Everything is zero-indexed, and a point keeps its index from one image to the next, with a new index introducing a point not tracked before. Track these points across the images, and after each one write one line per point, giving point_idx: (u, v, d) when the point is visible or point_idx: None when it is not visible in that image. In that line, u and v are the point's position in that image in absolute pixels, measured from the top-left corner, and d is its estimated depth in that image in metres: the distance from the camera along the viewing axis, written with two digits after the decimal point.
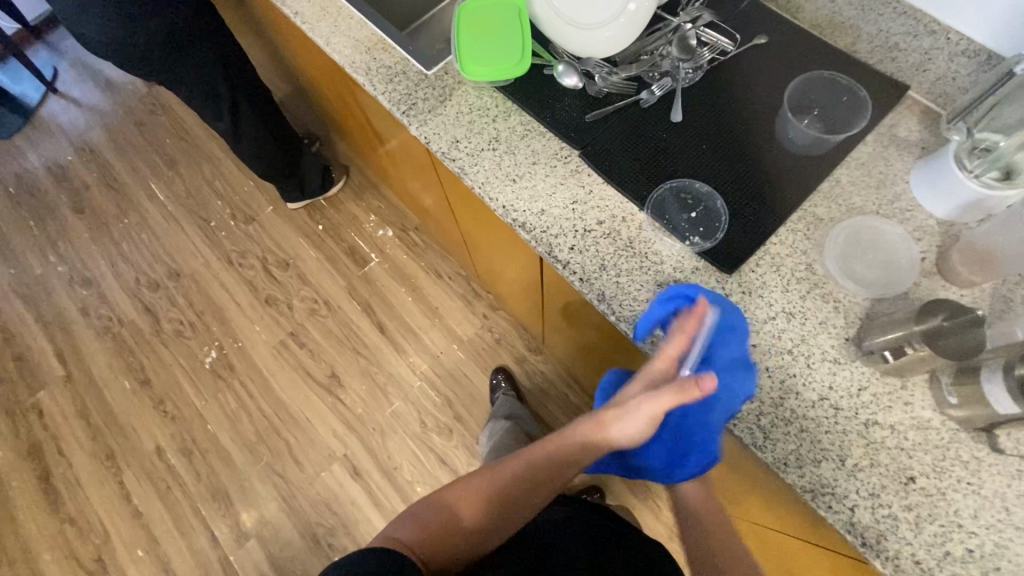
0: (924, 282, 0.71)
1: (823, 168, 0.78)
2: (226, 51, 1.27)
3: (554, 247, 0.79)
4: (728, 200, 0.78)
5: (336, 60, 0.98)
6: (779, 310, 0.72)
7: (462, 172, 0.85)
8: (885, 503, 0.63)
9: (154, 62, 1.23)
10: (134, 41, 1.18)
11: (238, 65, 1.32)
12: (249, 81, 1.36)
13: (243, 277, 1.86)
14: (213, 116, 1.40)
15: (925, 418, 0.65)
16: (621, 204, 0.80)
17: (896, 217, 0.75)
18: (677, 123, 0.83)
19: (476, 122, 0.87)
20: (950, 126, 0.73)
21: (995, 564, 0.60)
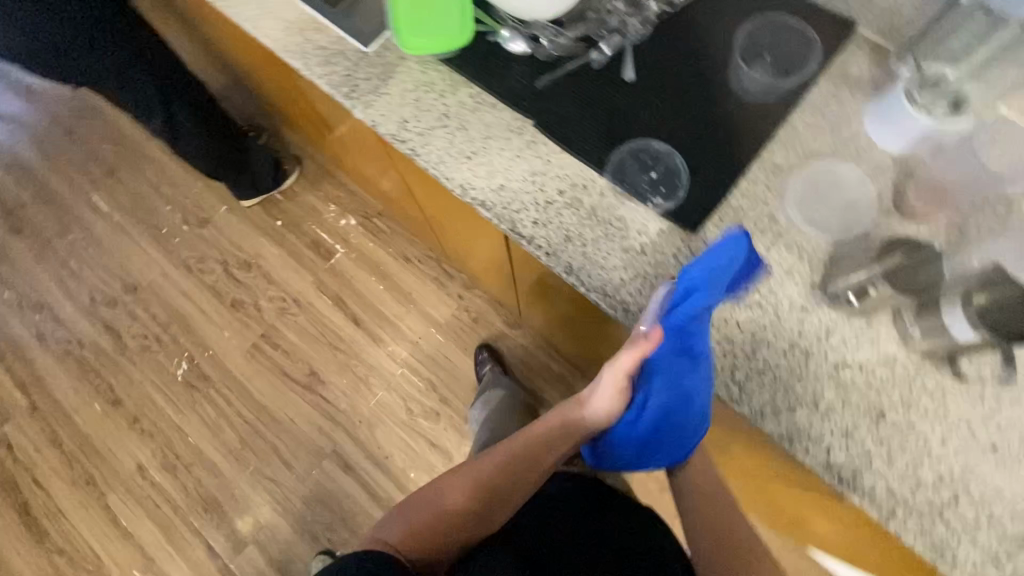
0: (882, 220, 0.72)
1: (779, 115, 0.77)
2: (148, 46, 1.18)
3: (517, 223, 0.77)
4: (687, 157, 0.76)
5: (266, 45, 0.92)
6: None
7: (414, 154, 0.81)
8: (858, 440, 0.65)
9: (69, 64, 1.14)
10: (43, 44, 1.08)
11: (163, 60, 1.23)
12: (179, 76, 1.28)
13: (204, 283, 1.79)
14: (145, 118, 1.31)
15: (892, 354, 0.67)
16: (580, 172, 0.78)
17: (852, 158, 0.75)
18: (629, 82, 0.80)
19: (423, 99, 0.83)
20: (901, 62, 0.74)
21: (964, 486, 0.63)
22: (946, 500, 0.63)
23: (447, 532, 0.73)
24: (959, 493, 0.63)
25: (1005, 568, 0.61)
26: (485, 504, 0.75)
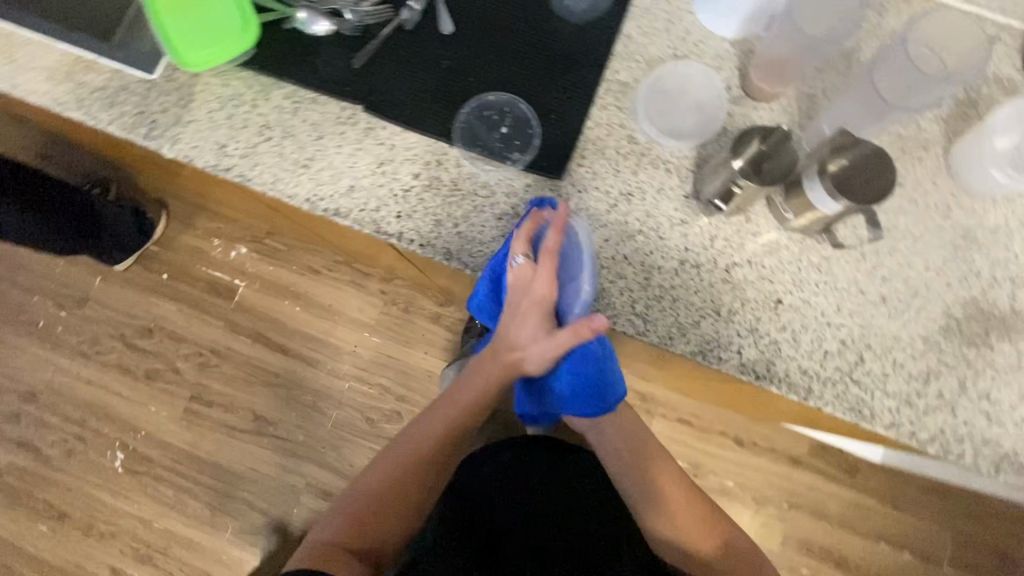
0: (736, 110, 0.71)
1: (611, 28, 0.73)
2: None
3: (379, 222, 0.70)
4: (532, 101, 0.72)
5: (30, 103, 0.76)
6: (618, 194, 0.70)
7: (245, 180, 0.72)
8: (764, 333, 0.66)
9: None
10: None
11: None
12: None
13: (108, 364, 1.63)
14: None
15: (775, 241, 0.67)
16: (430, 147, 0.72)
17: (693, 54, 0.72)
18: (451, 35, 0.73)
19: (235, 116, 0.73)
20: None
21: (866, 343, 0.65)
22: (853, 362, 0.65)
23: (393, 514, 0.70)
24: (863, 352, 0.65)
25: (916, 405, 0.64)
26: (421, 472, 0.72)
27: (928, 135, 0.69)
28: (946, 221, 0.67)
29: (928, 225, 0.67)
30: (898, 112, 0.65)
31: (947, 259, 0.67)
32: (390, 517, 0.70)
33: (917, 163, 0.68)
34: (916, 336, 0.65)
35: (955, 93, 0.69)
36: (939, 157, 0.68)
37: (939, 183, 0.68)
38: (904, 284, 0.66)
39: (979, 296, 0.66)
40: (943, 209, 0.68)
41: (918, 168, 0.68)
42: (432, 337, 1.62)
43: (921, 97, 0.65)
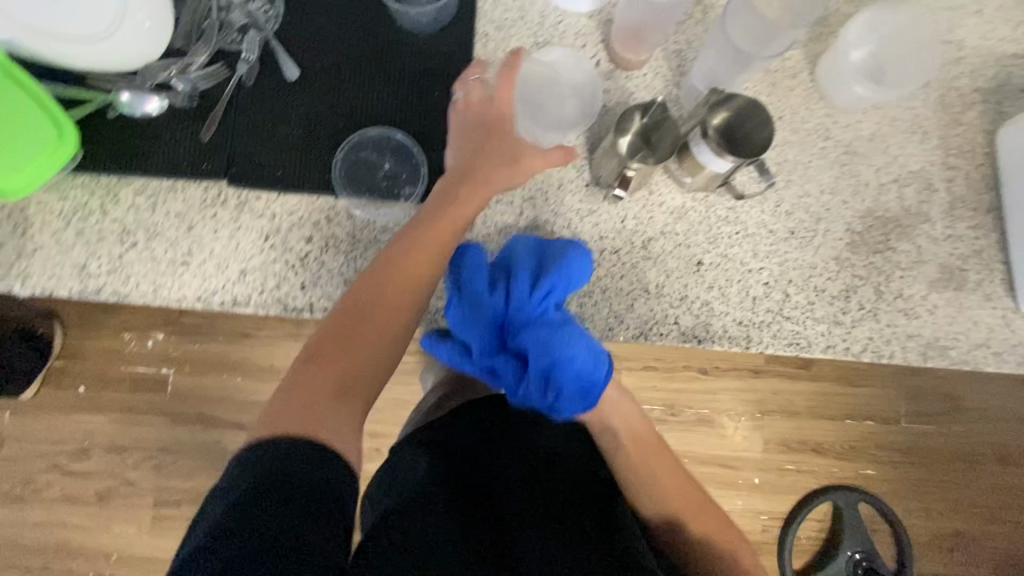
0: (612, 85, 0.69)
1: (465, 30, 0.69)
2: None
3: (284, 298, 0.65)
4: (407, 128, 0.67)
5: None
6: (522, 201, 0.68)
7: (121, 296, 0.64)
8: (694, 297, 0.67)
9: None
10: None
11: None
12: None
13: None
14: None
15: (681, 206, 0.68)
16: (314, 206, 0.66)
17: (555, 38, 0.70)
18: (299, 79, 0.67)
19: (86, 229, 0.65)
20: None
21: (788, 278, 0.68)
22: (781, 299, 0.67)
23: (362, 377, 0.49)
24: (788, 287, 0.68)
25: (844, 321, 0.68)
26: (370, 342, 0.50)
27: (792, 64, 0.70)
28: (828, 141, 0.70)
29: (814, 149, 0.70)
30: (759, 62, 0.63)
31: (837, 177, 0.70)
32: (340, 406, 0.46)
33: (789, 92, 0.70)
34: (829, 258, 0.68)
35: None
36: (808, 82, 0.70)
37: (813, 107, 0.70)
38: (807, 213, 0.69)
39: (873, 204, 0.70)
40: (823, 131, 0.70)
41: (792, 97, 0.70)
42: None
43: (778, 43, 0.63)
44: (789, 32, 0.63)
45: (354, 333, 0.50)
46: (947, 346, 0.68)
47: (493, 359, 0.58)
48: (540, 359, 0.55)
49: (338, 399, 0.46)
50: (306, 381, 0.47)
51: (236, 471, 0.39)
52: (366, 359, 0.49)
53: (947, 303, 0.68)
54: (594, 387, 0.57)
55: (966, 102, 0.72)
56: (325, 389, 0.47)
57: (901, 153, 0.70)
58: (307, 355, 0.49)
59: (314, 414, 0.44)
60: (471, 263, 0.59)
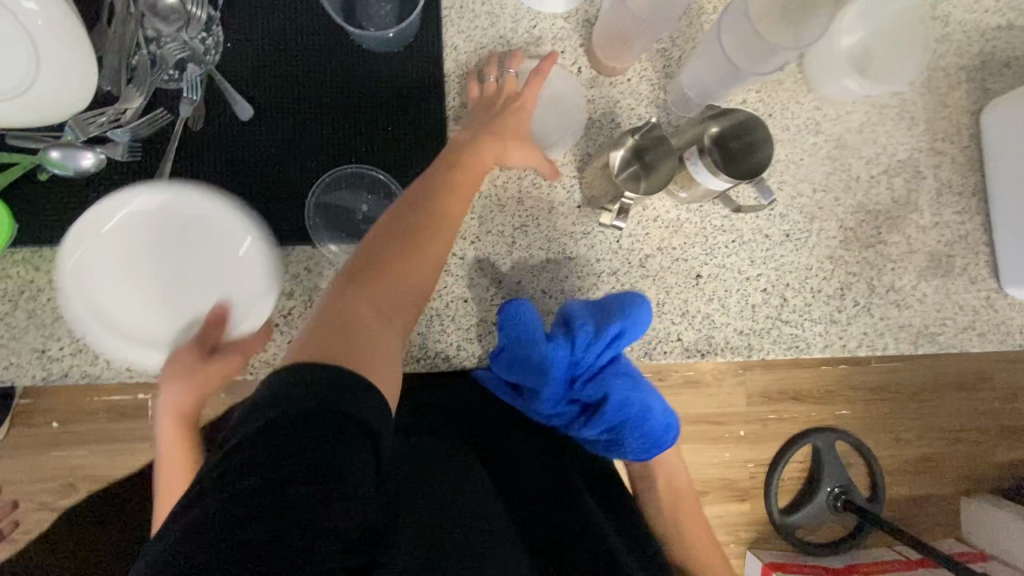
0: (596, 94, 0.65)
1: (433, 45, 0.63)
2: None
3: (272, 360, 0.61)
4: (381, 162, 0.62)
5: None
6: (513, 229, 0.64)
7: (92, 377, 0.60)
8: (694, 311, 0.67)
9: None
10: None
11: None
12: None
13: None
14: None
15: (675, 219, 0.66)
16: (290, 257, 0.61)
17: (531, 45, 0.64)
18: (254, 118, 0.61)
19: (39, 310, 0.59)
20: None
21: (784, 283, 0.68)
22: (778, 304, 0.68)
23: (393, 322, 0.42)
24: (785, 291, 0.68)
25: (840, 319, 0.68)
26: (408, 275, 0.44)
27: None
28: (819, 136, 0.68)
29: (805, 145, 0.68)
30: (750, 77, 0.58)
31: (829, 173, 0.68)
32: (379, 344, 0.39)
33: (778, 87, 0.68)
34: (823, 258, 0.68)
35: None
36: (795, 74, 0.68)
37: (802, 101, 0.68)
38: (801, 214, 0.68)
39: (864, 198, 0.69)
40: (813, 125, 0.68)
41: (781, 92, 0.68)
42: None
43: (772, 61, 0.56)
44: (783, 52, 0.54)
45: (394, 263, 0.44)
46: (935, 332, 0.70)
47: (563, 402, 0.61)
48: (613, 406, 0.61)
49: (388, 332, 0.41)
50: (346, 304, 0.41)
51: (267, 383, 0.33)
52: (403, 291, 0.44)
53: (936, 291, 0.70)
54: (659, 440, 0.63)
55: (953, 81, 0.70)
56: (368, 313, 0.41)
57: (889, 142, 0.69)
58: (352, 277, 0.44)
59: (357, 346, 0.38)
60: (529, 314, 0.59)
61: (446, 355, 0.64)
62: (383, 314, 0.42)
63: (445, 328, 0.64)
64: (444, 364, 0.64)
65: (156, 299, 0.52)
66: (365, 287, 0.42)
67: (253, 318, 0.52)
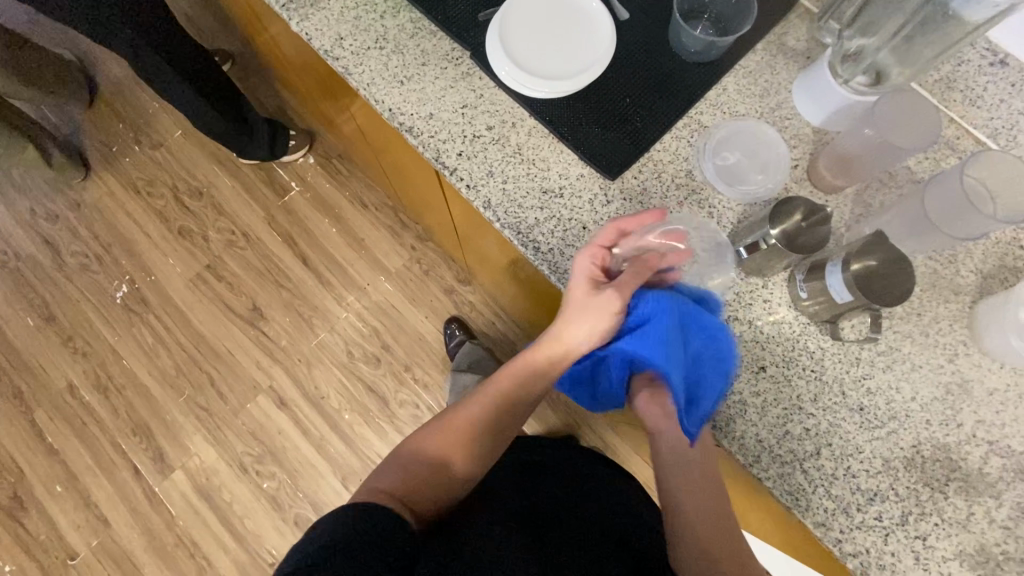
0: (794, 188, 0.74)
1: (712, 76, 0.78)
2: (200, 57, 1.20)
3: (441, 152, 0.76)
4: (613, 107, 0.77)
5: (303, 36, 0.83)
6: (657, 215, 0.74)
7: (347, 73, 0.80)
8: (736, 390, 0.68)
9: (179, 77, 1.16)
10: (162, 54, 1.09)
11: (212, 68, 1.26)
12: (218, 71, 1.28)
13: (152, 208, 1.74)
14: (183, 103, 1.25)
15: (781, 314, 0.69)
16: (511, 109, 0.77)
17: (774, 124, 0.76)
18: (573, 18, 0.78)
19: (362, 18, 0.82)
20: (821, 25, 0.78)
21: (826, 442, 0.66)
22: (809, 452, 0.66)
23: (437, 480, 0.68)
24: (822, 448, 0.66)
25: (853, 516, 0.64)
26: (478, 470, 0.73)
27: (962, 282, 0.71)
28: (949, 364, 0.68)
29: (931, 360, 0.68)
30: (942, 236, 0.65)
31: (934, 397, 0.67)
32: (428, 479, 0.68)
33: (941, 302, 0.70)
34: (878, 455, 0.66)
35: (1001, 259, 0.71)
36: (964, 305, 0.70)
37: (956, 328, 0.69)
38: (885, 405, 0.67)
39: (953, 446, 0.66)
40: (950, 351, 0.69)
41: (942, 306, 0.70)
42: (440, 306, 1.67)
43: (974, 224, 0.63)
44: (987, 219, 0.62)
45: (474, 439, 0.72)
46: None
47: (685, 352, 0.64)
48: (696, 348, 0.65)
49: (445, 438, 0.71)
50: (424, 472, 0.68)
51: (336, 519, 0.56)
52: (461, 448, 0.71)
53: None
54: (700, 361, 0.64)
55: None
56: (447, 488, 0.69)
57: (1011, 424, 0.67)
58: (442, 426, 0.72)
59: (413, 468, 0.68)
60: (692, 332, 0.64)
61: (538, 248, 0.74)
62: (447, 474, 0.69)
63: (553, 231, 0.74)
64: (530, 254, 0.74)
65: (532, 30, 0.77)
66: (434, 454, 0.69)
67: (541, 89, 0.75)
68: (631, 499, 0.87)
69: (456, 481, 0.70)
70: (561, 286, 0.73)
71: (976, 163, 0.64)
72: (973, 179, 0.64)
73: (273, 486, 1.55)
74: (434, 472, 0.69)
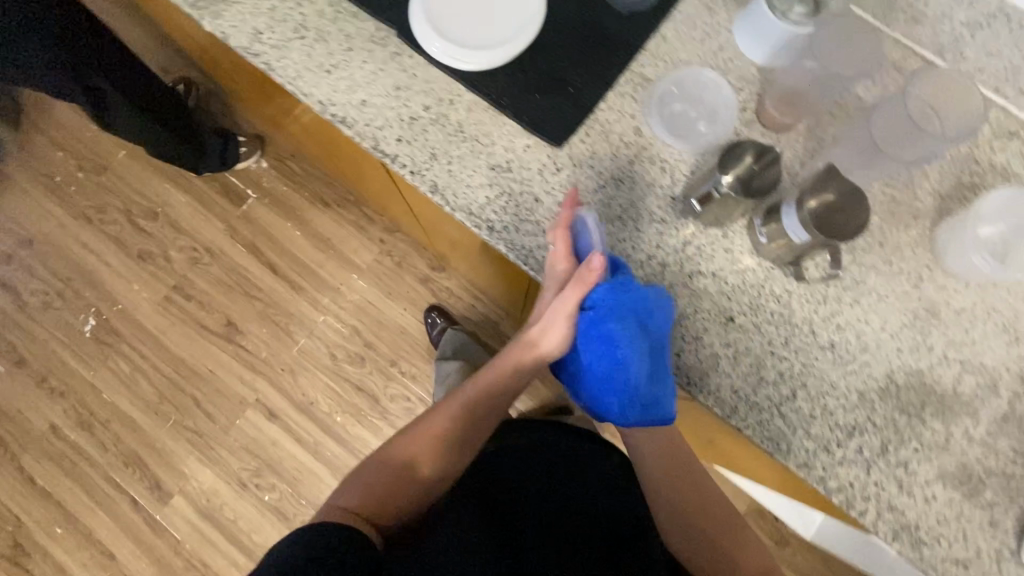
0: (744, 132, 0.72)
1: (649, 26, 0.75)
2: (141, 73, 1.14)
3: (379, 140, 0.73)
4: (552, 71, 0.74)
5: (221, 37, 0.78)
6: (609, 177, 0.72)
7: (269, 69, 0.76)
8: (707, 343, 0.67)
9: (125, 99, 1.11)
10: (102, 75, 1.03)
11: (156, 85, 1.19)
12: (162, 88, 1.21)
13: (108, 235, 1.68)
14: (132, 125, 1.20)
15: (744, 263, 0.68)
16: (446, 86, 0.74)
17: (718, 68, 0.74)
18: None
19: (277, 8, 0.77)
20: None
21: (801, 383, 0.66)
22: (785, 396, 0.66)
23: (406, 487, 0.68)
24: (797, 390, 0.66)
25: (834, 453, 0.65)
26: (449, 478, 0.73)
27: (921, 206, 0.70)
28: (915, 290, 0.68)
29: (896, 288, 0.68)
30: (890, 162, 0.67)
31: (903, 325, 0.67)
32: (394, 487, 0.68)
33: (902, 229, 0.69)
34: (853, 389, 0.66)
35: (956, 178, 0.70)
36: (924, 230, 0.69)
37: (919, 253, 0.69)
38: (856, 339, 0.67)
39: (926, 370, 0.66)
40: (914, 278, 0.68)
41: (903, 234, 0.69)
42: (417, 297, 1.65)
43: (919, 145, 0.65)
44: (933, 139, 0.64)
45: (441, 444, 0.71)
46: (923, 540, 0.63)
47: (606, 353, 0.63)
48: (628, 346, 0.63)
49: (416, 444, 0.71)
50: (392, 479, 0.68)
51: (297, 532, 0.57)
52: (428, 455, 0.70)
53: (947, 502, 0.63)
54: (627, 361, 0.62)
55: None
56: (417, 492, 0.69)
57: (980, 341, 0.67)
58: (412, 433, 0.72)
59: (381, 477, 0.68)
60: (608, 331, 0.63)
61: (492, 227, 0.71)
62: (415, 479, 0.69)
63: (504, 208, 0.71)
64: (484, 234, 0.71)
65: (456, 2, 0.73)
66: (401, 460, 0.70)
67: (472, 63, 0.72)
68: (618, 478, 0.86)
69: (427, 484, 0.70)
70: (520, 263, 0.71)
71: (920, 82, 0.65)
72: (920, 99, 0.65)
73: (275, 497, 1.54)
74: (402, 478, 0.68)
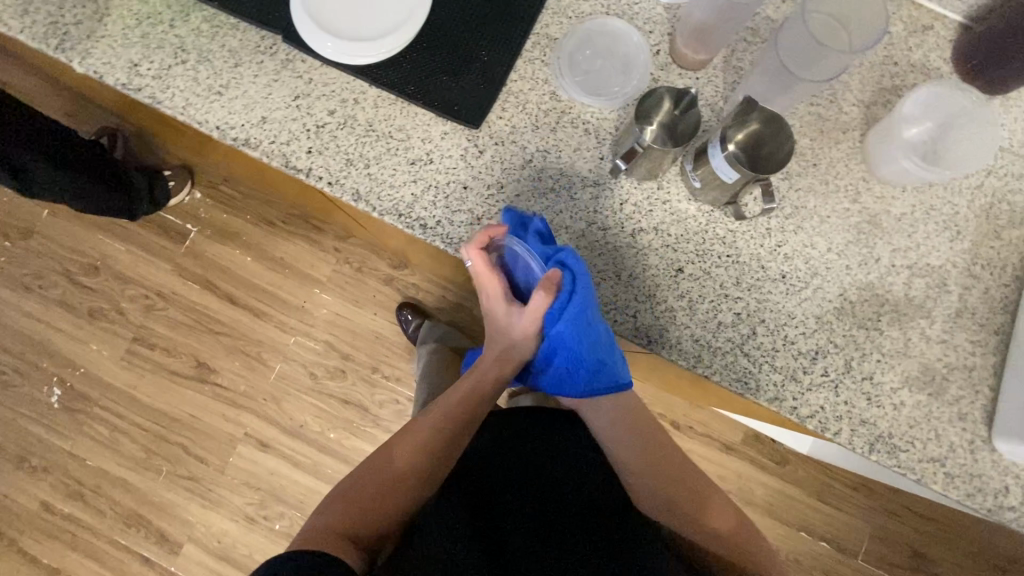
0: (661, 77, 0.70)
1: None
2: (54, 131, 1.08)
3: (289, 155, 0.69)
4: (454, 48, 0.70)
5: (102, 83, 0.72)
6: (534, 150, 0.69)
7: (156, 102, 0.70)
8: (661, 299, 0.66)
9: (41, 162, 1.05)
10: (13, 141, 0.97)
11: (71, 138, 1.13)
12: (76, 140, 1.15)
13: (52, 300, 1.60)
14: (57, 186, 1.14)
15: (684, 211, 0.67)
16: (347, 85, 0.70)
17: (624, 14, 0.71)
18: None
19: (150, 35, 0.71)
20: None
21: (759, 319, 0.66)
22: (745, 335, 0.66)
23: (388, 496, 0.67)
24: (756, 326, 0.66)
25: (802, 381, 0.65)
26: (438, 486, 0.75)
27: (847, 119, 0.69)
28: (854, 204, 0.68)
29: (836, 206, 0.68)
30: (805, 84, 0.64)
31: (848, 241, 0.67)
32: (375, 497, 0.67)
33: (833, 145, 0.68)
34: (810, 315, 0.66)
35: (878, 83, 0.69)
36: (855, 142, 0.69)
37: (853, 167, 0.68)
38: (805, 265, 0.67)
39: (877, 281, 0.67)
40: (852, 192, 0.68)
41: (835, 150, 0.68)
42: (385, 299, 1.62)
43: (827, 63, 0.62)
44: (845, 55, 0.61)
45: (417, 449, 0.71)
46: (898, 446, 0.64)
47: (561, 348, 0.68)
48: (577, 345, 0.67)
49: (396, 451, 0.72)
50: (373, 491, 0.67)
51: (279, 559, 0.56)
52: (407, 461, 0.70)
53: (915, 405, 0.65)
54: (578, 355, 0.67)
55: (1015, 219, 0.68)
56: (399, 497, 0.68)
57: (924, 242, 0.67)
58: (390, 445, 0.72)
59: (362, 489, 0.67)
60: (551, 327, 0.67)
61: (424, 225, 0.69)
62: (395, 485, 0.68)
63: (433, 202, 0.69)
64: (418, 233, 0.69)
65: None
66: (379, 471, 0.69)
67: (368, 56, 0.67)
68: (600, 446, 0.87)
69: (408, 487, 0.69)
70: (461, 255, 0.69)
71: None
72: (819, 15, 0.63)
73: (286, 524, 1.53)
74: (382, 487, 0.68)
